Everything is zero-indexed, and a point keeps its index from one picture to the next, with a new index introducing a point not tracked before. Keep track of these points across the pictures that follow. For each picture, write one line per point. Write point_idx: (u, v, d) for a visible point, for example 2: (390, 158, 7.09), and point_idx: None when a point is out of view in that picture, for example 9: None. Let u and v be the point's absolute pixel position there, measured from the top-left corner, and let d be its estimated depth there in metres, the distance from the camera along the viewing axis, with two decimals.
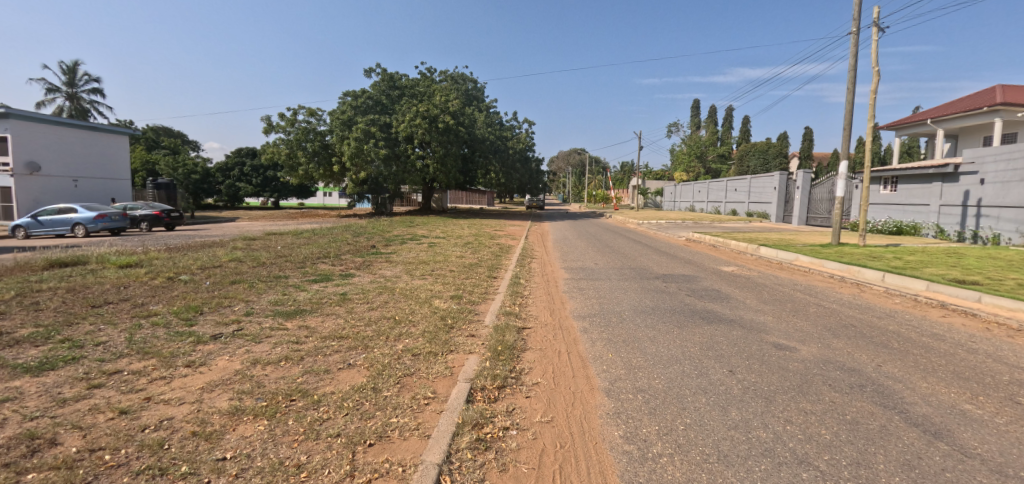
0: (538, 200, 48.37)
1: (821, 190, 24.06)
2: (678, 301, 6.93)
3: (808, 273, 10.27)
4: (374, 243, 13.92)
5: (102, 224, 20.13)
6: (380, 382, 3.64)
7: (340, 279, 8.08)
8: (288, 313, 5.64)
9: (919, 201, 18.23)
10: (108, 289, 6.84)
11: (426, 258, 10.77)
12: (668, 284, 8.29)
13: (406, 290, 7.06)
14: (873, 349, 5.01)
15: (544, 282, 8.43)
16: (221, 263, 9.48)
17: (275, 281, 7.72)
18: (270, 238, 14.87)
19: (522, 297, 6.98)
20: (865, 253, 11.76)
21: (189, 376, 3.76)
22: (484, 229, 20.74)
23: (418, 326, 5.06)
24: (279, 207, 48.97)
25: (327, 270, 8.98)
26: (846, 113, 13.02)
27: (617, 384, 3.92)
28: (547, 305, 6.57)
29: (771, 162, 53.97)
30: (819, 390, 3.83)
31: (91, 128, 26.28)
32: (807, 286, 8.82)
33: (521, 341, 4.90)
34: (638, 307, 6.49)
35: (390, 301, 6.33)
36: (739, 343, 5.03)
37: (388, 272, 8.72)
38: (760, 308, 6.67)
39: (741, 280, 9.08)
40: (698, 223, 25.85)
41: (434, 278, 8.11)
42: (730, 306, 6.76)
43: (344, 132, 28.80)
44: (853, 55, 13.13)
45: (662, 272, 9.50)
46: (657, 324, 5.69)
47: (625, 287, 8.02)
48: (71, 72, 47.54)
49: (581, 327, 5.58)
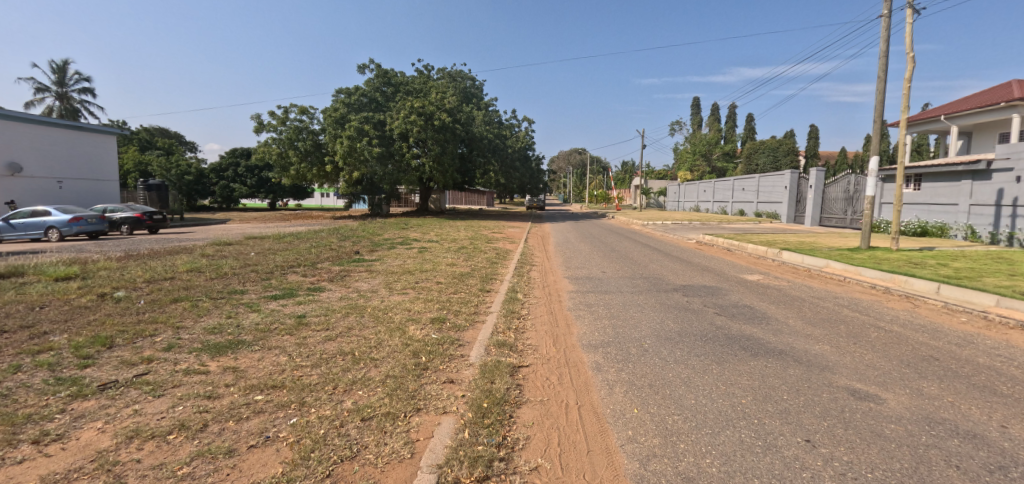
0: (539, 200, 47.09)
1: (836, 189, 22.78)
2: (707, 323, 5.71)
3: (844, 283, 9.06)
4: (358, 249, 12.65)
5: (78, 228, 18.94)
6: (301, 477, 2.43)
7: (305, 294, 6.84)
8: (217, 347, 4.40)
9: (947, 200, 16.99)
10: (18, 312, 5.61)
11: (412, 266, 9.54)
12: (691, 299, 7.06)
13: (378, 310, 5.84)
14: (980, 397, 3.78)
15: (545, 296, 7.24)
16: (174, 274, 8.23)
17: (225, 299, 6.47)
18: (248, 242, 13.62)
19: (519, 319, 5.75)
20: (904, 259, 10.50)
21: (24, 465, 2.56)
22: (483, 231, 19.50)
23: (381, 368, 3.86)
24: (275, 208, 47.75)
25: (295, 283, 7.76)
26: (879, 103, 11.80)
27: (652, 469, 2.70)
28: (548, 330, 5.40)
29: (780, 159, 52.76)
30: (948, 478, 2.63)
31: (78, 128, 25.15)
32: (850, 299, 7.58)
33: (515, 389, 3.69)
34: (661, 333, 5.25)
35: (356, 326, 5.10)
36: (804, 390, 3.78)
37: (364, 286, 7.48)
38: (811, 332, 5.41)
39: (773, 293, 7.82)
40: (706, 224, 24.55)
41: (416, 293, 6.88)
42: (773, 329, 5.49)
43: (337, 131, 27.54)
44: (885, 39, 11.95)
45: (680, 283, 8.25)
46: (689, 358, 4.44)
47: (641, 303, 6.78)
48: (61, 71, 46.46)
49: (593, 364, 4.38)
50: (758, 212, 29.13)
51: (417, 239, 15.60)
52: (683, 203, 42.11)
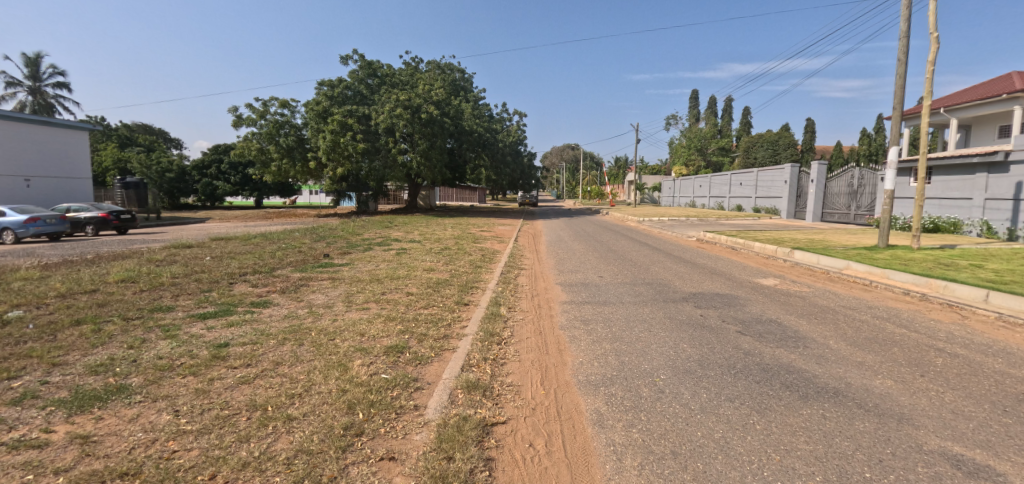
0: (532, 196, 45.96)
1: (839, 183, 21.85)
2: (732, 348, 4.59)
3: (870, 288, 8.03)
4: (328, 252, 11.42)
5: (35, 229, 17.51)
6: None
7: (243, 312, 5.67)
8: (81, 400, 3.26)
9: (961, 194, 16.05)
10: None
11: (384, 272, 8.37)
12: (706, 312, 5.96)
13: (324, 334, 4.68)
14: None
15: (533, 309, 6.14)
16: (99, 286, 7.01)
17: (141, 321, 5.28)
18: (210, 245, 12.32)
19: (500, 345, 4.59)
20: (931, 259, 9.51)
21: None
22: (470, 230, 18.41)
23: (294, 437, 2.72)
24: (260, 207, 46.18)
25: (239, 296, 6.57)
26: (901, 87, 10.76)
27: None
28: (536, 359, 4.30)
29: (780, 153, 51.88)
30: None
31: (47, 123, 23.53)
32: (888, 310, 6.52)
33: (482, 472, 2.55)
34: (676, 364, 4.14)
35: (286, 360, 3.94)
36: (889, 461, 2.71)
37: (320, 298, 6.30)
38: (862, 361, 4.33)
39: (798, 302, 6.73)
40: (704, 220, 23.55)
41: (378, 309, 5.71)
42: (814, 356, 4.41)
43: (320, 125, 26.05)
44: (906, 19, 10.92)
45: (690, 291, 7.19)
46: (720, 406, 3.35)
47: (646, 318, 5.68)
48: (35, 65, 44.62)
49: (594, 416, 3.26)
50: (757, 208, 28.17)
51: (398, 239, 14.41)
52: (680, 199, 41.12)
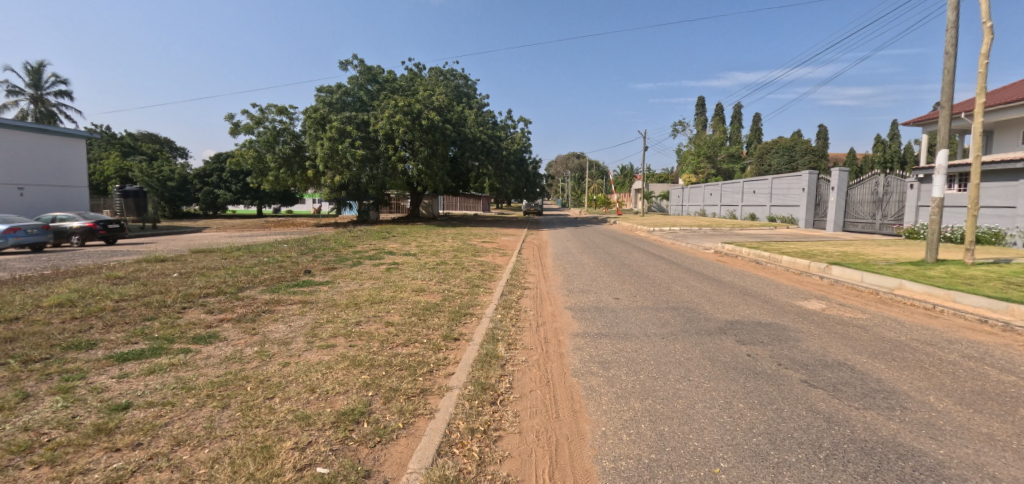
0: (537, 205, 44.95)
1: (862, 191, 20.60)
2: (806, 411, 3.41)
3: (935, 313, 6.83)
4: (311, 267, 10.34)
5: (14, 240, 16.41)
6: None
7: (175, 352, 4.51)
8: None
9: (1001, 202, 14.82)
10: None
11: (366, 294, 7.27)
12: (754, 351, 4.76)
13: (262, 389, 3.53)
14: None
15: (539, 345, 4.99)
16: (26, 312, 5.92)
17: (42, 365, 4.16)
18: (185, 259, 11.25)
19: (493, 406, 3.43)
20: (995, 277, 8.26)
21: None
22: (471, 241, 17.32)
23: None
24: (262, 216, 45.43)
25: (183, 325, 5.44)
26: (951, 83, 9.58)
27: None
28: (542, 429, 3.16)
29: (797, 159, 50.64)
30: None
31: (42, 130, 22.69)
32: (973, 345, 5.31)
33: None
34: (740, 442, 2.96)
35: (192, 438, 2.80)
36: None
37: (279, 331, 5.15)
38: (991, 433, 3.15)
39: (862, 336, 5.49)
40: (718, 230, 22.36)
41: (344, 348, 4.53)
42: (921, 426, 3.24)
43: (318, 132, 25.02)
44: (954, 9, 9.79)
45: (726, 320, 5.98)
46: None
47: (681, 360, 4.48)
48: (37, 73, 44.25)
49: None
50: (772, 217, 26.96)
51: (393, 253, 13.30)
52: (689, 208, 39.93)
